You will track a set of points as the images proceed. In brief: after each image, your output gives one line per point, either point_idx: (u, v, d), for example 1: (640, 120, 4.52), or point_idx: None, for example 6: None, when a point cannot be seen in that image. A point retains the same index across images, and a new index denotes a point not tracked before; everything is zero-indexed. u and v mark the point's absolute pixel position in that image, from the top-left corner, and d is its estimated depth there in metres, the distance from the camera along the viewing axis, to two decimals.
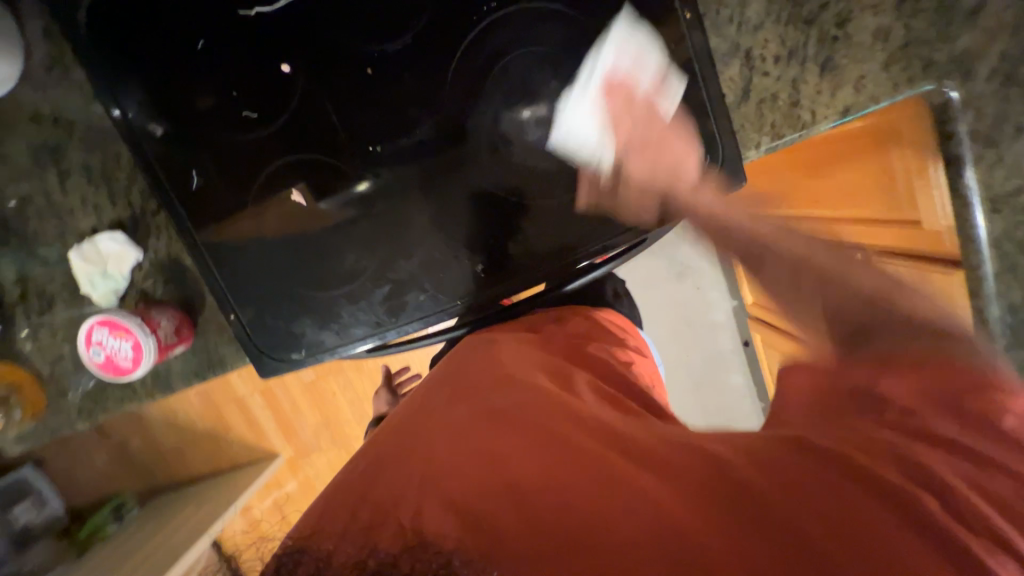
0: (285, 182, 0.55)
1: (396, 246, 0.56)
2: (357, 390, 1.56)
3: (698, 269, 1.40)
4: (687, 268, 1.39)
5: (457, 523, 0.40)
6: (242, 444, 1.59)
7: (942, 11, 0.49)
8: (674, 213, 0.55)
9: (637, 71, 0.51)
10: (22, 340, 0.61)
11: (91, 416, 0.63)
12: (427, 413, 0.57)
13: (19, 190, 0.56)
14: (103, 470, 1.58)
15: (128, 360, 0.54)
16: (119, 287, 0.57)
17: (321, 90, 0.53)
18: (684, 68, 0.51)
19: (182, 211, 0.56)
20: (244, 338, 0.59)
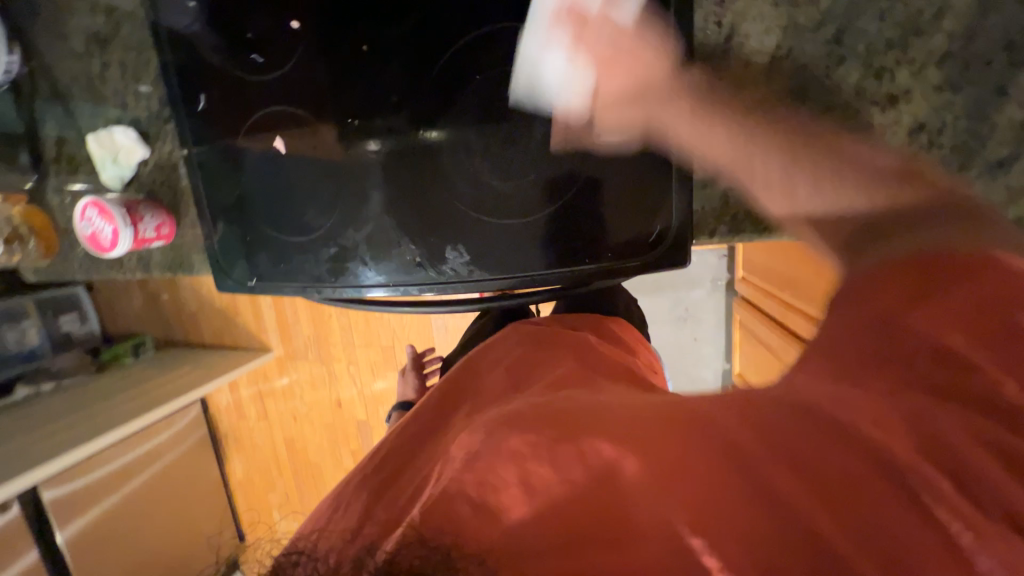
0: (272, 128, 0.61)
1: (350, 216, 0.61)
2: (350, 320, 1.64)
3: (699, 320, 1.19)
4: (687, 316, 1.20)
5: (467, 488, 0.38)
6: (244, 330, 1.77)
7: (962, 152, 0.44)
8: (607, 267, 0.56)
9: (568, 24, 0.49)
10: (49, 194, 0.72)
11: (87, 273, 0.74)
12: (443, 408, 0.59)
13: (72, 70, 0.66)
14: (137, 310, 1.85)
15: (108, 241, 0.63)
16: (125, 173, 0.66)
17: (320, 54, 0.57)
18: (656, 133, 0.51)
19: (185, 128, 0.63)
20: (211, 253, 0.67)
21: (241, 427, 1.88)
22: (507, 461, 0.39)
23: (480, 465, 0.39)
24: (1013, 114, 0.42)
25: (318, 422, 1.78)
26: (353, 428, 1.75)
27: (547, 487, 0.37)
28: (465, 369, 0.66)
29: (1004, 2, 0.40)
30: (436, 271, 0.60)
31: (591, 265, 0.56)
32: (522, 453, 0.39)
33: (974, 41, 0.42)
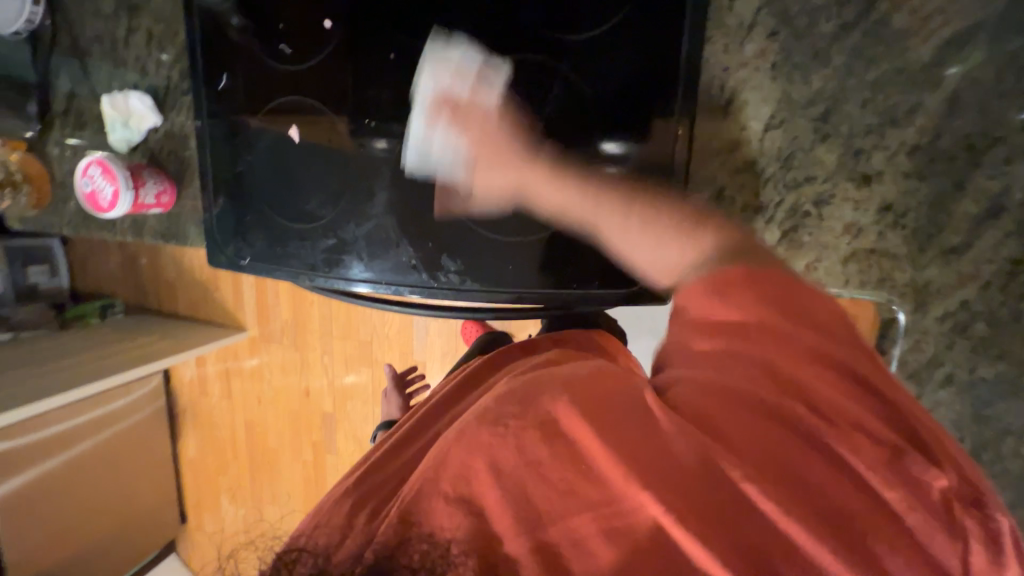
0: (290, 117, 0.63)
1: (353, 211, 0.62)
2: (332, 309, 1.63)
3: None
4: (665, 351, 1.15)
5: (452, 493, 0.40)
6: (221, 304, 1.74)
7: (921, 234, 0.49)
8: (595, 292, 0.59)
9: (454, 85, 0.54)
10: (52, 146, 0.72)
11: (77, 229, 0.74)
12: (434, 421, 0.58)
13: (96, 30, 0.67)
14: (111, 270, 1.80)
15: (107, 201, 0.63)
16: (134, 138, 0.67)
17: (348, 54, 0.59)
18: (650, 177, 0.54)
19: (204, 104, 0.64)
20: (209, 227, 0.67)
21: (202, 404, 1.84)
22: (477, 456, 0.40)
23: (454, 463, 0.41)
24: (968, 208, 0.47)
25: (283, 409, 1.75)
26: (318, 420, 1.72)
27: (517, 479, 0.38)
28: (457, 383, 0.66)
29: (969, 108, 0.45)
30: (430, 276, 0.62)
31: (580, 289, 0.59)
32: (488, 444, 0.40)
33: (941, 138, 0.46)
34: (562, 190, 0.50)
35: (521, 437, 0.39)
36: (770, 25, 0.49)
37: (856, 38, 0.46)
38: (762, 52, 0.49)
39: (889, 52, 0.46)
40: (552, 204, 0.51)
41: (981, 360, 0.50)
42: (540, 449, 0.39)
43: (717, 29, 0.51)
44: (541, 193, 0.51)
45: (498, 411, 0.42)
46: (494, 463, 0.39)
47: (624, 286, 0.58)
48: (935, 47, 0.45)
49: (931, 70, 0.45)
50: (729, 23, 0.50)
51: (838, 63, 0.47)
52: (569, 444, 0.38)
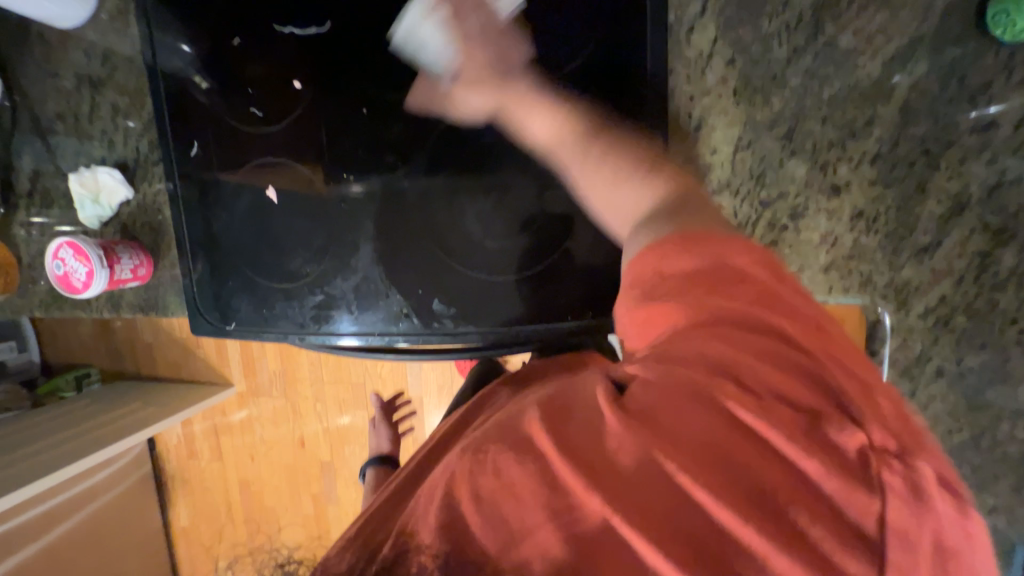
0: (266, 178, 0.62)
1: (339, 264, 0.62)
2: (320, 355, 1.59)
3: None
4: None
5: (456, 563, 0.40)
6: (204, 361, 1.68)
7: (894, 237, 0.51)
8: (591, 324, 0.59)
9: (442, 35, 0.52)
10: (17, 227, 0.70)
11: (47, 309, 0.71)
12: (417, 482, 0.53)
13: (58, 108, 0.66)
14: (83, 337, 1.72)
15: (80, 281, 0.62)
16: (104, 214, 0.66)
17: (320, 112, 0.59)
18: None
19: (176, 172, 0.63)
20: (190, 294, 0.66)
21: (191, 468, 1.75)
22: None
23: None
24: (934, 208, 0.49)
25: (277, 464, 1.69)
26: (315, 470, 1.66)
27: (496, 506, 0.34)
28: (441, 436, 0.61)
29: (920, 116, 0.48)
30: (423, 322, 0.62)
31: (576, 321, 0.60)
32: (466, 471, 0.37)
33: (899, 145, 0.49)
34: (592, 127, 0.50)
35: (498, 460, 0.36)
36: (726, 55, 0.51)
37: (807, 60, 0.49)
38: (723, 80, 0.52)
39: (840, 71, 0.49)
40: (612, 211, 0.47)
41: (967, 351, 0.52)
42: None
43: (678, 62, 0.53)
44: (560, 125, 0.50)
45: (481, 438, 0.38)
46: (476, 493, 0.35)
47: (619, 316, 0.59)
48: (880, 63, 0.48)
49: (879, 85, 0.48)
50: (689, 54, 0.52)
51: (794, 85, 0.50)
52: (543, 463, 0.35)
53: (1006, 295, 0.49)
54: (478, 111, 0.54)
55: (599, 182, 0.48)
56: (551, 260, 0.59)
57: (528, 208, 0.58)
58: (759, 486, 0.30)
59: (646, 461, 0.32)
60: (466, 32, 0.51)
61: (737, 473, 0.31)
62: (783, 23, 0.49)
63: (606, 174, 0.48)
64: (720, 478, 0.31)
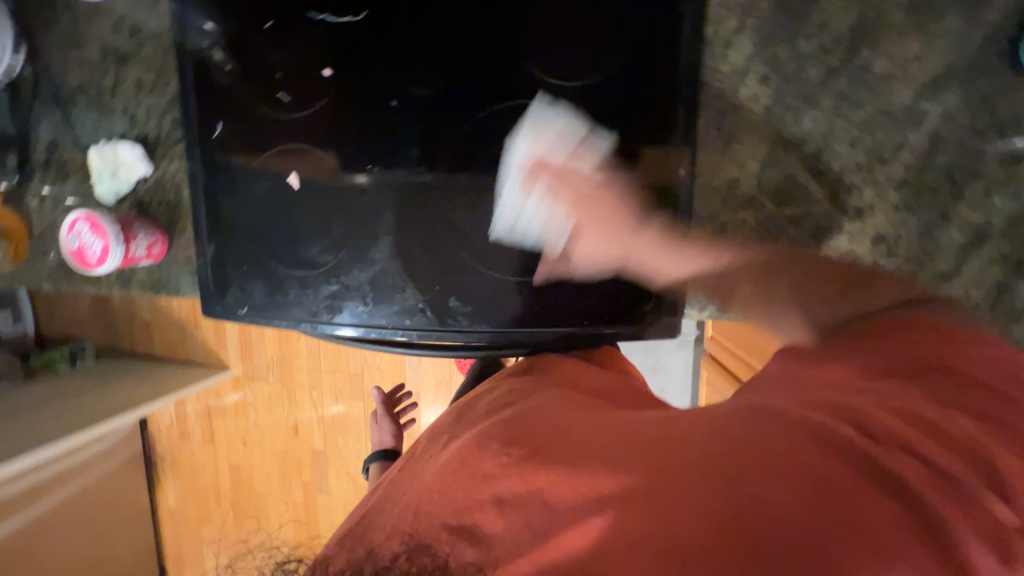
0: (289, 164, 0.62)
1: (357, 254, 0.62)
2: (319, 343, 1.58)
3: (667, 376, 1.13)
4: (656, 368, 1.14)
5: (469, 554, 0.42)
6: (202, 343, 1.67)
7: (914, 262, 0.51)
8: (606, 329, 0.59)
9: (552, 154, 0.56)
10: (30, 197, 0.69)
11: (55, 282, 0.70)
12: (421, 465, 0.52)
13: (80, 80, 0.65)
14: (81, 311, 1.71)
15: (94, 256, 0.61)
16: (121, 189, 0.65)
17: (349, 101, 0.59)
18: (651, 214, 0.56)
19: (196, 152, 0.63)
20: (203, 275, 0.65)
21: (182, 449, 1.74)
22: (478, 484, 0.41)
23: None
24: (955, 237, 0.50)
25: (269, 450, 1.68)
26: (307, 458, 1.65)
27: (520, 503, 0.38)
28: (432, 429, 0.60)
29: (949, 145, 0.48)
30: (438, 317, 0.62)
31: (591, 326, 0.60)
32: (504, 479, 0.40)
33: (926, 172, 0.49)
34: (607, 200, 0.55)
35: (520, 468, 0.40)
36: (761, 71, 0.51)
37: (841, 81, 0.49)
38: (755, 96, 0.52)
39: (872, 95, 0.49)
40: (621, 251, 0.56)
41: None
42: None
43: (712, 75, 0.53)
44: (603, 246, 0.56)
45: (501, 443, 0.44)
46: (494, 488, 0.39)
47: (633, 323, 0.59)
48: (913, 90, 0.48)
49: (911, 111, 0.49)
50: (724, 68, 0.52)
51: (826, 106, 0.50)
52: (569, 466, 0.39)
53: (1020, 326, 0.50)
54: (597, 265, 0.57)
55: (654, 263, 0.56)
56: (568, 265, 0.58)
57: (552, 210, 0.57)
58: (806, 483, 0.34)
59: (701, 465, 0.36)
60: (569, 185, 0.56)
61: (799, 482, 0.34)
62: (819, 44, 0.49)
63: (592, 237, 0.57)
64: (773, 483, 0.34)
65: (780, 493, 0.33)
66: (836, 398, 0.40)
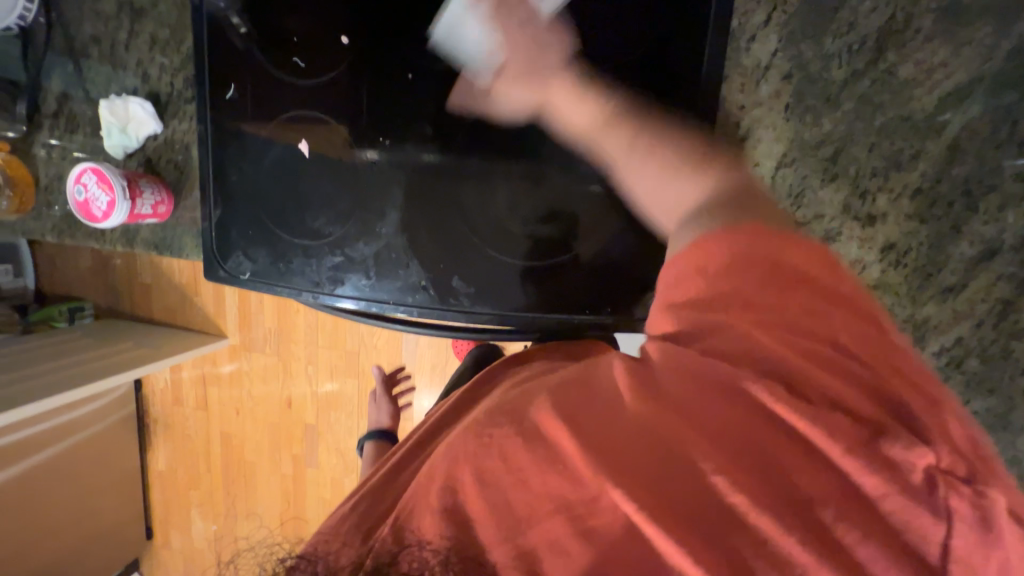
0: (300, 131, 0.61)
1: (363, 227, 0.62)
2: (318, 319, 1.59)
3: None
4: None
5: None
6: (200, 310, 1.68)
7: (921, 273, 0.51)
8: (607, 320, 0.59)
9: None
10: (38, 147, 0.69)
11: (59, 235, 0.70)
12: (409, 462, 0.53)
13: (94, 31, 0.64)
14: (82, 271, 1.71)
15: (100, 210, 0.61)
16: (130, 144, 0.65)
17: (364, 71, 0.58)
18: None
19: (208, 113, 0.62)
20: (206, 238, 0.65)
21: (175, 414, 1.76)
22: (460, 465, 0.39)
23: None
24: (965, 250, 0.49)
25: (262, 421, 1.69)
26: (299, 432, 1.66)
27: (502, 484, 0.38)
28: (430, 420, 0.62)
29: (967, 156, 0.48)
30: (440, 296, 0.62)
31: (591, 316, 0.60)
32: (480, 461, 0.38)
33: (941, 183, 0.49)
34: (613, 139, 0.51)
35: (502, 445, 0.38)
36: (784, 68, 0.50)
37: (865, 84, 0.49)
38: (777, 93, 0.51)
39: (894, 101, 0.48)
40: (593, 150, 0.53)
41: (975, 395, 0.52)
42: (529, 459, 0.37)
43: (734, 69, 0.52)
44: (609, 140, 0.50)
45: (485, 424, 0.41)
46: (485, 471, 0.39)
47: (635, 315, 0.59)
48: (937, 97, 0.47)
49: (933, 118, 0.48)
50: (747, 63, 0.51)
51: (847, 108, 0.50)
52: (547, 445, 0.37)
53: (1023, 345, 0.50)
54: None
55: (642, 173, 0.49)
56: (571, 252, 0.59)
57: (562, 196, 0.57)
58: (744, 450, 0.34)
59: (646, 431, 0.36)
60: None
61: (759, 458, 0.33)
62: (846, 44, 0.48)
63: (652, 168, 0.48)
64: (708, 448, 0.34)
65: (717, 460, 0.34)
66: (729, 332, 0.38)
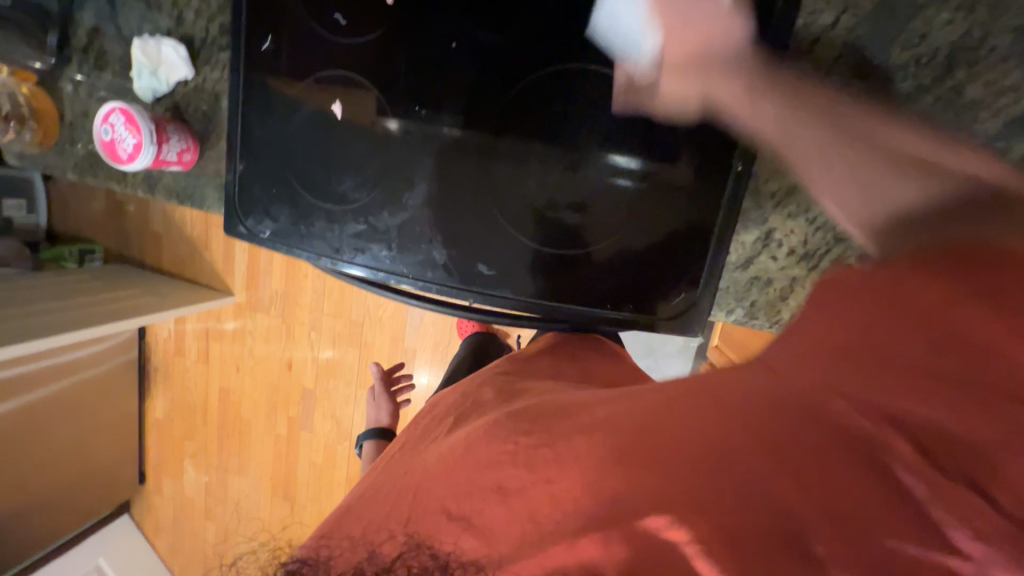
0: (335, 91, 0.60)
1: (390, 197, 0.60)
2: (326, 285, 1.58)
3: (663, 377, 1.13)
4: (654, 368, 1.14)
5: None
6: (209, 265, 1.67)
7: None
8: (627, 316, 0.59)
9: None
10: (65, 81, 0.67)
11: (81, 173, 0.69)
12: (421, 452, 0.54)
13: None
14: (94, 214, 1.70)
15: (126, 152, 0.60)
16: (159, 88, 0.63)
17: (408, 35, 0.56)
18: (696, 208, 0.55)
19: (243, 63, 0.60)
20: (229, 193, 0.64)
21: (176, 364, 1.77)
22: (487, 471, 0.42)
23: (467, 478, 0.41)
24: None
25: (261, 381, 1.70)
26: (297, 395, 1.68)
27: None
28: (442, 410, 0.62)
29: None
30: (461, 276, 0.61)
31: (612, 310, 0.60)
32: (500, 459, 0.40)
33: None
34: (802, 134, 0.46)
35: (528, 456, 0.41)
36: (846, 76, 0.49)
37: (928, 101, 0.47)
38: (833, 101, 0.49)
39: (956, 121, 0.47)
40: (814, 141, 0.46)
41: None
42: None
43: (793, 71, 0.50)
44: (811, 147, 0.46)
45: (510, 432, 0.44)
46: None
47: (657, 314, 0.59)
48: (1003, 122, 0.45)
49: (995, 144, 0.46)
50: (807, 66, 0.50)
51: (906, 124, 0.48)
52: None
53: None
54: None
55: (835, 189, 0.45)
56: (589, 248, 0.58)
57: (595, 187, 0.56)
58: (750, 465, 0.35)
59: (645, 442, 0.38)
60: None
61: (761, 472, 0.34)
62: (915, 56, 0.46)
63: (847, 166, 0.44)
64: (709, 462, 0.35)
65: (746, 466, 0.35)
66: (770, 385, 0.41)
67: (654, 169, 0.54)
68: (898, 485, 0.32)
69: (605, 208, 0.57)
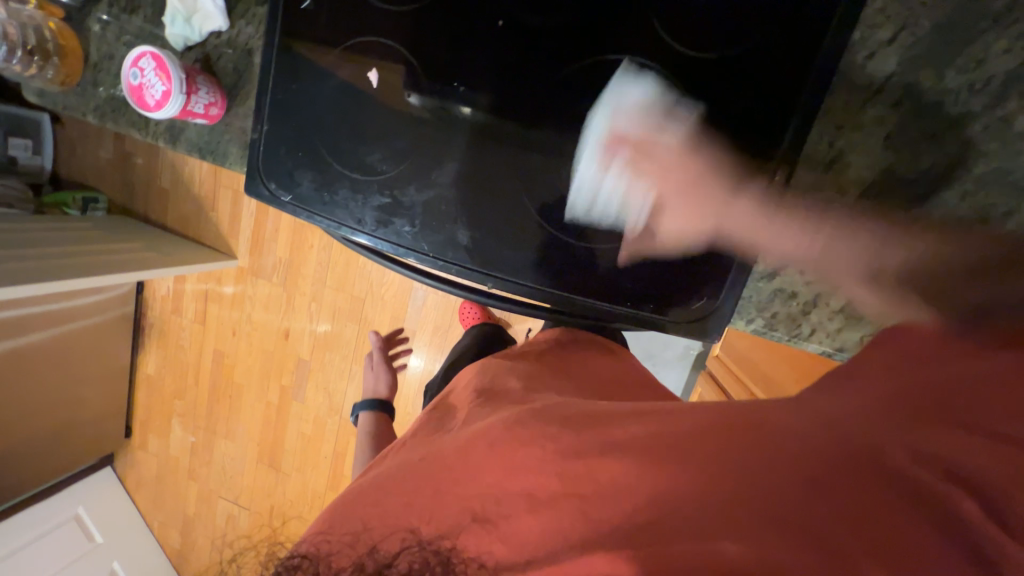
0: (372, 58, 0.58)
1: (419, 173, 0.59)
2: (330, 258, 1.57)
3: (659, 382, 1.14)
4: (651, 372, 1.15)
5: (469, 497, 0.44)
6: (214, 226, 1.65)
7: None
8: (645, 315, 0.60)
9: None
10: (92, 21, 0.65)
11: (100, 117, 0.68)
12: (434, 444, 0.56)
13: None
14: (100, 163, 1.67)
15: (154, 99, 0.59)
16: (191, 35, 0.62)
17: (455, 8, 0.55)
18: None
19: (280, 19, 0.58)
20: (253, 153, 0.63)
21: (172, 323, 1.76)
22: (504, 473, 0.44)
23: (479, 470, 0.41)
24: None
25: (256, 347, 1.70)
26: (291, 365, 1.67)
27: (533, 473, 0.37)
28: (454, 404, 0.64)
29: None
30: (484, 260, 0.61)
31: (631, 308, 0.60)
32: None
33: None
34: (699, 204, 0.54)
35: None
36: (895, 95, 0.49)
37: (975, 129, 0.47)
38: (880, 120, 0.50)
39: (1002, 152, 0.46)
40: (715, 217, 0.54)
41: None
42: None
43: (843, 85, 0.50)
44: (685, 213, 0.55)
45: None
46: None
47: (675, 317, 0.60)
48: None
49: None
50: (857, 81, 0.49)
51: (949, 150, 0.48)
52: None
53: None
54: None
55: (772, 234, 0.51)
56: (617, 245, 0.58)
57: (629, 182, 0.55)
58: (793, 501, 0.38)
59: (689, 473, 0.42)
60: None
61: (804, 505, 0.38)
62: (968, 82, 0.46)
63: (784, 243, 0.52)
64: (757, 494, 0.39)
65: (788, 501, 0.38)
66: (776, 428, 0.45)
67: (689, 172, 0.53)
68: (929, 514, 0.37)
69: (635, 207, 0.56)
